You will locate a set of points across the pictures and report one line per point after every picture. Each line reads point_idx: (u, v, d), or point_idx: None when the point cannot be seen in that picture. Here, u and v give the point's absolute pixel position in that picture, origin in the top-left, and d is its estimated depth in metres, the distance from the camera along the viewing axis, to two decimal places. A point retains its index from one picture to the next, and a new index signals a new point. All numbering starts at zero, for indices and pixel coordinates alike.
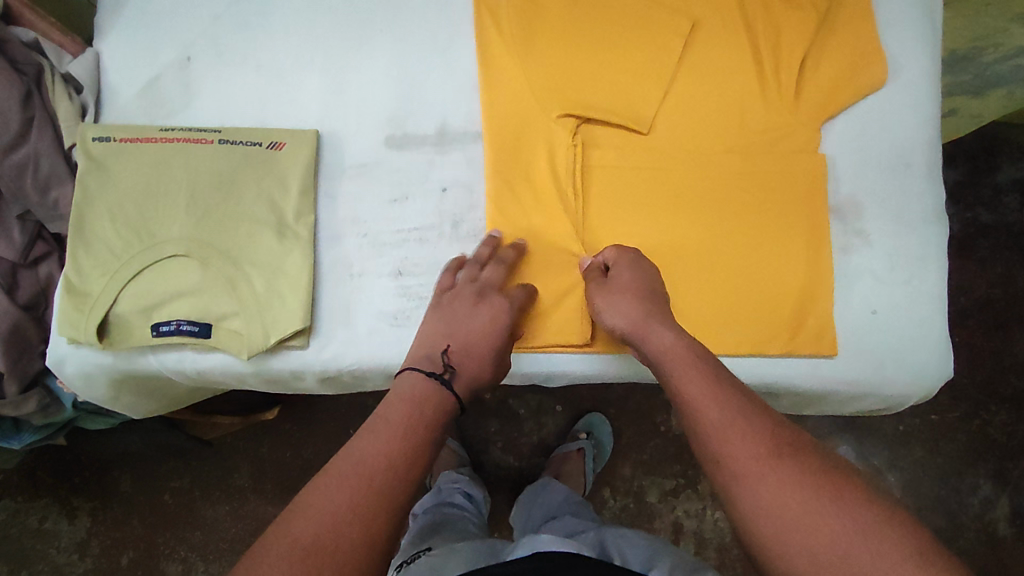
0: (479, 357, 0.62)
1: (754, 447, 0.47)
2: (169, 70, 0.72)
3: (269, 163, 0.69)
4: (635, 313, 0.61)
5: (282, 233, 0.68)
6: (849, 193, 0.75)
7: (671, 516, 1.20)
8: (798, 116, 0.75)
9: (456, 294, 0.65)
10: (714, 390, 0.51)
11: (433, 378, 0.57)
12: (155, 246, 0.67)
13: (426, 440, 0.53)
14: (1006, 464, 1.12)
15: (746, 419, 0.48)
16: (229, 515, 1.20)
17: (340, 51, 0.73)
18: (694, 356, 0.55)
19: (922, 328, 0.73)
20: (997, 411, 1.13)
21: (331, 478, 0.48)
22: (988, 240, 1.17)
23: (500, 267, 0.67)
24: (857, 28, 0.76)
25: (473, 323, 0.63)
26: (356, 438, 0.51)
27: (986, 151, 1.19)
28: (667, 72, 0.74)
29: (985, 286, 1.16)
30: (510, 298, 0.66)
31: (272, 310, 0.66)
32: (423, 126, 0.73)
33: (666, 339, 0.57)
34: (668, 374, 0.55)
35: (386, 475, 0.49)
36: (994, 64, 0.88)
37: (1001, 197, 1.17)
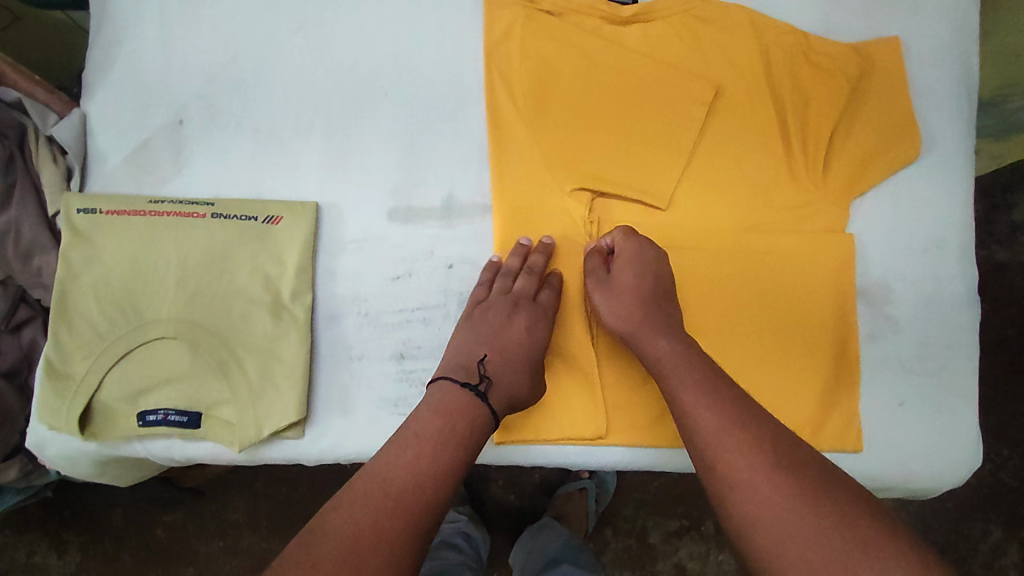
0: (515, 371, 0.62)
1: (748, 455, 0.50)
2: (160, 135, 0.67)
3: (266, 238, 0.65)
4: (634, 313, 0.62)
5: (278, 315, 0.64)
6: (879, 276, 0.71)
7: (674, 558, 1.16)
8: (826, 192, 0.71)
9: (489, 305, 0.64)
10: (712, 400, 0.54)
11: (468, 391, 0.59)
12: (143, 327, 0.63)
13: (451, 461, 0.55)
14: (1017, 511, 1.05)
15: (739, 427, 0.52)
16: (223, 552, 1.16)
17: (343, 114, 0.69)
18: (693, 364, 0.58)
19: (951, 419, 0.69)
20: (1010, 454, 1.06)
21: (357, 496, 0.51)
22: (1004, 280, 1.09)
23: (533, 277, 0.65)
24: (889, 100, 0.72)
25: (510, 333, 0.63)
26: (385, 456, 0.54)
27: (1008, 184, 1.10)
28: (688, 144, 0.70)
29: (997, 327, 1.09)
30: (543, 306, 0.65)
31: (266, 401, 0.63)
32: (429, 197, 0.69)
33: (666, 348, 0.59)
34: (668, 384, 0.58)
35: (410, 491, 0.52)
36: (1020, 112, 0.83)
37: (1019, 235, 1.09)
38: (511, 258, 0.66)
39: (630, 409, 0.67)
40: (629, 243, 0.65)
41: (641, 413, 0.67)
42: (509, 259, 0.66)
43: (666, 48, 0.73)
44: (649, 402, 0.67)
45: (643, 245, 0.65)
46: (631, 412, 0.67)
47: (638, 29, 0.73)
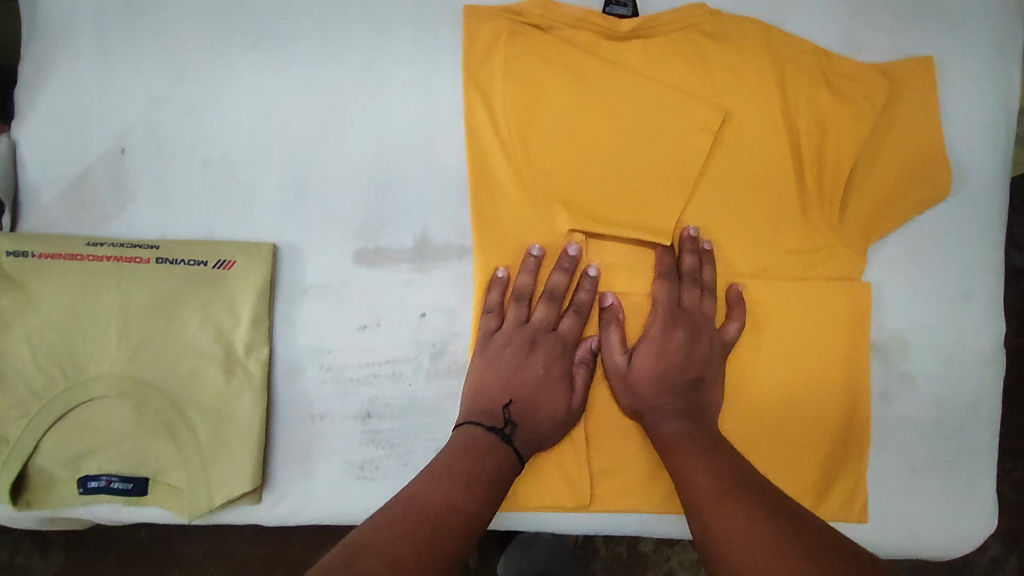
0: (544, 409, 0.59)
1: (746, 510, 0.48)
2: (100, 166, 0.60)
3: (217, 285, 0.59)
4: (650, 394, 0.60)
5: (230, 370, 0.58)
6: (896, 329, 0.64)
7: (664, 567, 1.09)
8: (842, 234, 0.64)
9: (505, 342, 0.60)
10: (711, 465, 0.53)
11: (491, 435, 0.56)
12: (83, 384, 0.57)
13: (484, 496, 0.52)
14: None
15: (740, 487, 0.50)
16: (207, 554, 1.08)
17: (303, 143, 0.62)
18: (699, 441, 0.56)
19: (966, 488, 0.64)
20: None
21: (390, 520, 0.47)
22: None
23: (553, 306, 0.61)
24: (917, 129, 0.64)
25: (528, 373, 0.59)
26: (420, 484, 0.51)
27: None
28: (691, 179, 0.63)
29: None
30: (562, 335, 0.61)
31: (216, 467, 0.57)
32: (400, 237, 0.62)
33: (676, 428, 0.57)
34: (670, 457, 0.56)
35: (448, 516, 0.49)
36: None
37: None
38: (522, 275, 0.61)
39: (617, 474, 0.62)
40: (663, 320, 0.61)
41: (628, 478, 0.62)
42: (554, 276, 0.61)
43: (668, 67, 0.65)
44: (638, 467, 0.62)
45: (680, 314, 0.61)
46: (618, 477, 0.62)
47: (637, 45, 0.65)
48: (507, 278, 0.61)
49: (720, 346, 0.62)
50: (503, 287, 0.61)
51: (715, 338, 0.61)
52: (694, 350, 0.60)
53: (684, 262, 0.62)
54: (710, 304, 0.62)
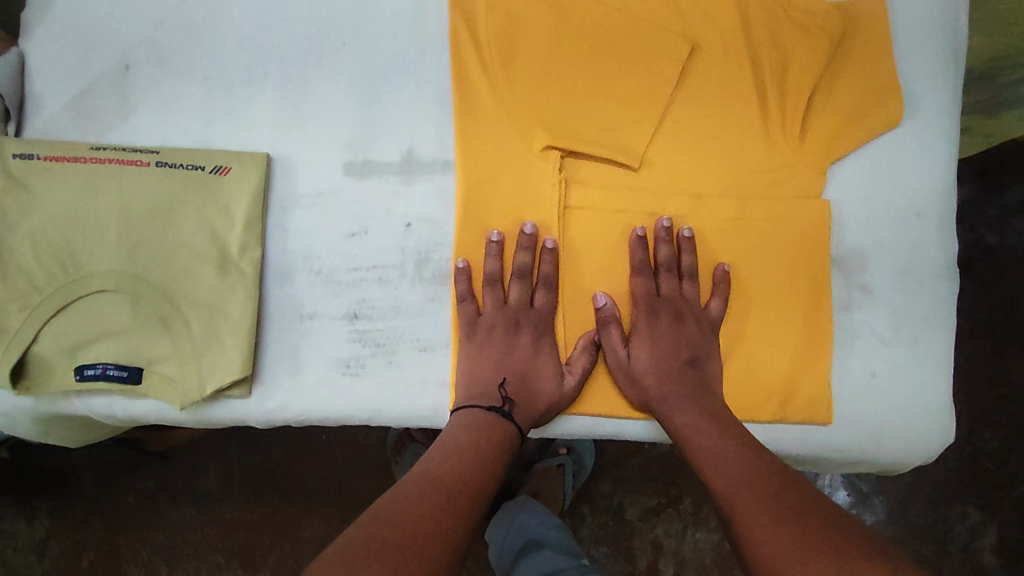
0: (537, 386, 0.63)
1: (757, 515, 0.51)
2: (104, 80, 0.64)
3: (213, 189, 0.62)
4: (651, 383, 0.64)
5: (224, 269, 0.62)
6: (854, 243, 0.68)
7: (651, 535, 1.16)
8: (803, 155, 0.68)
9: (490, 326, 0.63)
10: (727, 460, 0.56)
11: (491, 413, 0.60)
12: (83, 279, 0.60)
13: (492, 468, 0.57)
14: (996, 495, 1.04)
15: (752, 489, 0.53)
16: (194, 520, 1.12)
17: (296, 64, 0.66)
18: (714, 436, 0.59)
19: (922, 394, 0.67)
20: (991, 438, 1.06)
21: (406, 491, 0.53)
22: (992, 262, 1.08)
23: (525, 285, 0.64)
24: (872, 61, 0.69)
25: (517, 351, 0.63)
26: (431, 460, 0.57)
27: (996, 169, 1.10)
28: (661, 102, 0.67)
29: (985, 310, 1.08)
30: (539, 310, 0.64)
31: (209, 356, 0.60)
32: (388, 151, 0.65)
33: (686, 420, 0.61)
34: (691, 455, 0.59)
35: (460, 486, 0.54)
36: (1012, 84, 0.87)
37: (1008, 219, 1.08)
38: (488, 262, 0.64)
39: (593, 377, 0.66)
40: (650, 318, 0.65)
41: (605, 379, 0.66)
42: (543, 264, 0.64)
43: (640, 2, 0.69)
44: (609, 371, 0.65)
45: (668, 307, 0.66)
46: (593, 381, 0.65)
47: None
48: (469, 267, 0.63)
49: (706, 325, 0.66)
50: (467, 276, 0.63)
51: (700, 318, 0.66)
52: (680, 334, 0.65)
53: (660, 253, 0.66)
54: (689, 289, 0.67)
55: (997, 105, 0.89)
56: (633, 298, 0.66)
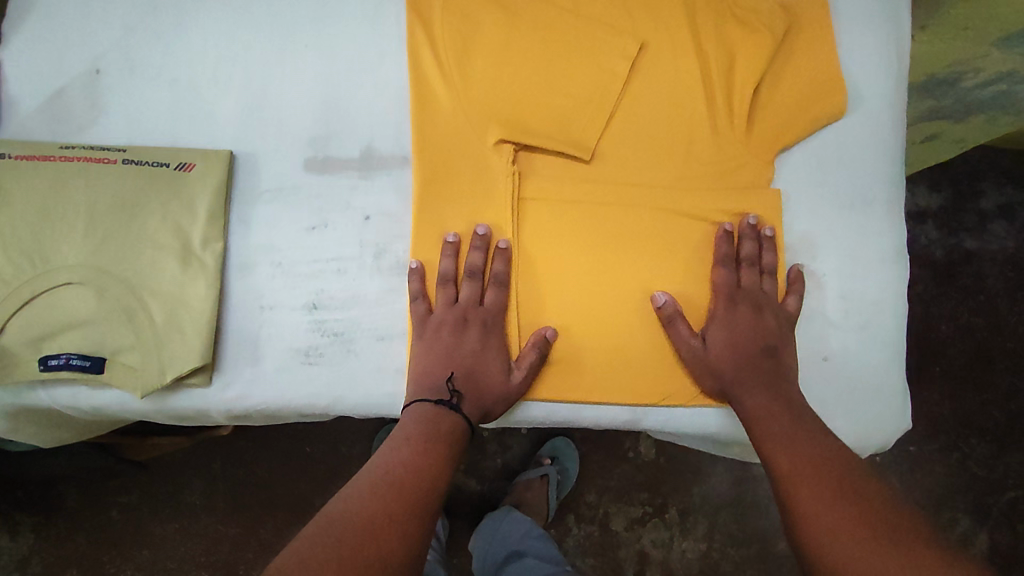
0: (485, 380, 0.63)
1: (820, 494, 0.53)
2: (76, 83, 0.67)
3: (177, 185, 0.65)
4: (728, 370, 0.64)
5: (187, 262, 0.63)
6: (803, 232, 0.70)
7: (637, 546, 1.16)
8: (750, 146, 0.70)
9: (440, 323, 0.64)
10: (794, 442, 0.58)
11: (441, 407, 0.61)
12: (49, 273, 0.62)
13: (445, 460, 0.59)
14: (985, 500, 1.23)
15: (815, 471, 0.55)
16: (179, 534, 1.12)
17: (261, 67, 0.69)
18: (784, 420, 0.61)
19: (876, 378, 0.69)
20: (977, 444, 1.24)
21: (360, 490, 0.54)
22: (972, 266, 1.29)
23: (476, 282, 0.65)
24: (814, 55, 0.72)
25: (467, 347, 0.64)
26: (383, 457, 0.58)
27: (970, 177, 1.31)
28: (611, 97, 0.69)
29: (966, 315, 1.27)
30: (489, 308, 0.65)
31: (169, 345, 0.62)
32: (348, 148, 0.68)
33: (759, 403, 0.62)
34: (756, 435, 0.61)
35: (412, 481, 0.56)
36: (977, 90, 0.98)
37: (986, 223, 1.30)
38: (443, 261, 0.65)
39: (550, 366, 0.66)
40: (722, 308, 0.67)
41: (561, 367, 0.66)
42: (495, 263, 0.65)
43: (592, 4, 0.72)
44: (564, 358, 0.66)
45: (728, 300, 0.67)
46: (550, 369, 0.66)
47: None
48: (422, 266, 0.65)
49: (785, 320, 0.67)
50: (420, 276, 0.65)
51: (778, 312, 0.67)
52: (760, 323, 0.66)
53: (743, 249, 0.68)
54: (769, 285, 0.68)
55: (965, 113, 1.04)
56: (712, 289, 0.68)
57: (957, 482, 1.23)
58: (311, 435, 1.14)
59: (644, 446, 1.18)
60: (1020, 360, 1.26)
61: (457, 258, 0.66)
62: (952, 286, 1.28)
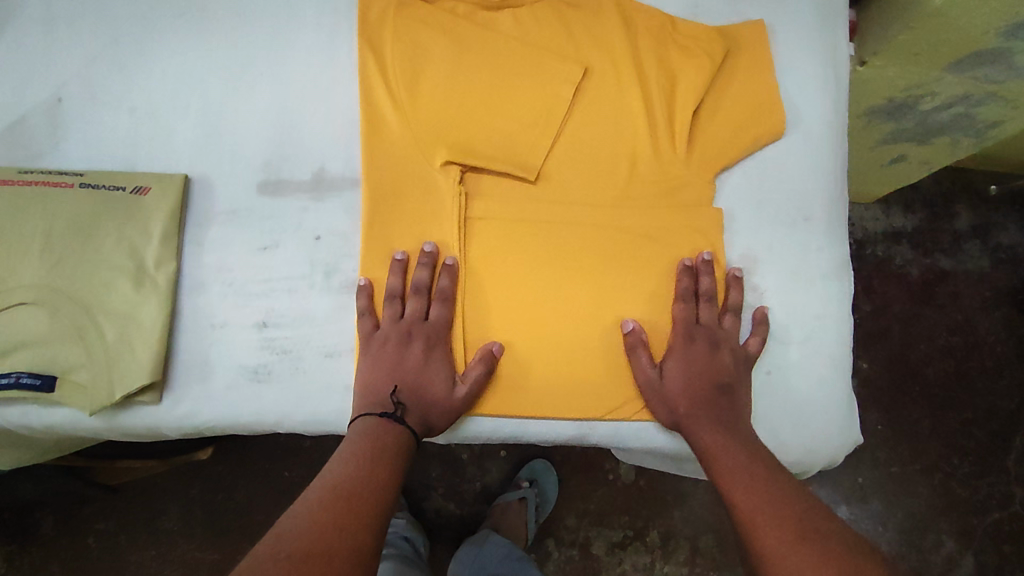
0: (429, 393, 0.64)
1: (773, 529, 0.51)
2: (38, 111, 0.70)
3: (132, 208, 0.67)
4: (682, 403, 0.65)
5: (139, 282, 0.65)
6: (745, 249, 0.72)
7: (618, 571, 1.15)
8: (691, 165, 0.72)
9: (384, 338, 0.65)
10: (750, 481, 0.57)
11: (384, 419, 0.62)
12: (3, 294, 0.63)
13: (393, 471, 0.59)
14: (970, 522, 1.21)
15: (774, 507, 0.53)
16: (154, 562, 1.11)
17: (219, 95, 0.71)
18: (738, 456, 0.60)
19: (824, 394, 0.69)
20: (960, 464, 1.23)
21: (309, 505, 0.53)
22: (948, 285, 1.30)
23: (421, 298, 0.67)
24: (753, 78, 0.74)
25: (411, 362, 0.65)
26: (330, 473, 0.57)
27: (943, 198, 1.34)
28: (556, 121, 0.72)
29: (944, 334, 1.28)
30: (433, 322, 0.66)
31: (119, 363, 0.63)
32: (300, 171, 0.70)
33: (711, 438, 0.62)
34: (715, 472, 0.60)
35: (362, 493, 0.55)
36: (934, 112, 1.01)
37: (960, 243, 1.32)
38: (391, 278, 0.67)
39: (498, 382, 0.67)
40: (680, 343, 0.67)
41: (507, 384, 0.67)
42: (441, 279, 0.67)
43: (538, 30, 0.75)
44: (512, 375, 0.67)
45: (685, 336, 0.67)
46: (501, 385, 0.67)
47: (510, 13, 0.75)
48: (370, 285, 0.67)
49: (741, 357, 0.68)
50: (367, 294, 0.66)
51: (736, 350, 0.68)
52: (716, 359, 0.66)
53: (701, 284, 0.69)
54: (727, 322, 0.69)
55: (928, 136, 1.07)
56: (672, 322, 0.69)
57: (940, 503, 1.22)
58: (286, 458, 1.14)
59: (623, 468, 1.18)
60: (998, 378, 1.26)
61: (404, 277, 0.68)
62: (928, 304, 1.29)
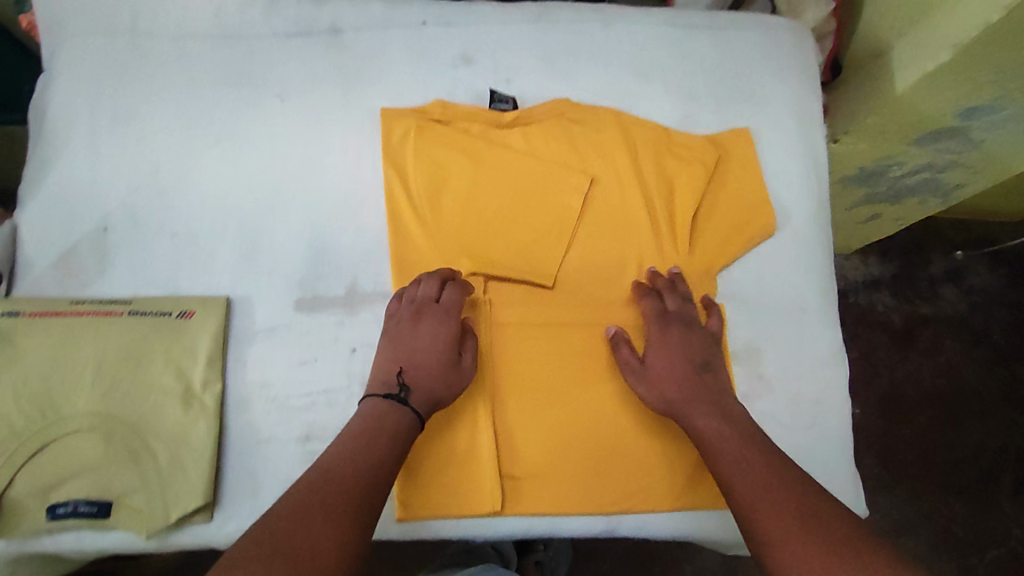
0: (434, 370, 0.68)
1: (781, 518, 0.57)
2: (86, 241, 0.74)
3: (178, 332, 0.71)
4: (668, 389, 0.70)
5: (188, 404, 0.69)
6: (748, 341, 0.78)
7: None
8: (693, 263, 0.79)
9: (398, 321, 0.71)
10: (748, 464, 0.63)
11: (388, 400, 0.66)
12: (59, 423, 0.66)
13: (390, 450, 0.62)
14: (968, 560, 1.25)
15: (773, 493, 0.59)
16: None
17: (256, 218, 0.76)
18: (733, 440, 0.65)
19: (831, 476, 0.75)
20: (954, 503, 1.28)
21: (303, 486, 0.58)
22: (930, 329, 1.38)
23: (434, 280, 0.72)
24: (743, 182, 0.82)
25: (419, 342, 0.69)
26: (329, 453, 0.62)
27: (917, 249, 1.43)
28: (568, 229, 0.78)
29: (930, 377, 1.35)
30: (443, 304, 0.71)
31: (173, 487, 0.66)
32: (334, 288, 0.75)
33: (706, 422, 0.67)
34: (711, 456, 0.65)
35: (353, 475, 0.59)
36: (903, 177, 1.09)
37: (937, 287, 1.40)
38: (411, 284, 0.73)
39: (531, 480, 0.72)
40: (657, 332, 0.73)
41: (537, 483, 0.72)
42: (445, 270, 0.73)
43: (546, 144, 0.81)
44: (544, 472, 0.72)
45: (663, 326, 0.73)
46: (534, 482, 0.72)
47: (520, 129, 0.81)
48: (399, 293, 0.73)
49: (711, 336, 0.74)
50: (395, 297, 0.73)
51: (706, 332, 0.74)
52: (692, 341, 0.73)
53: (657, 282, 0.76)
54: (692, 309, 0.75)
55: (897, 197, 1.16)
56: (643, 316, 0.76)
57: (940, 545, 1.26)
58: None
59: None
60: (982, 418, 1.33)
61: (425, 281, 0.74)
62: (912, 349, 1.37)
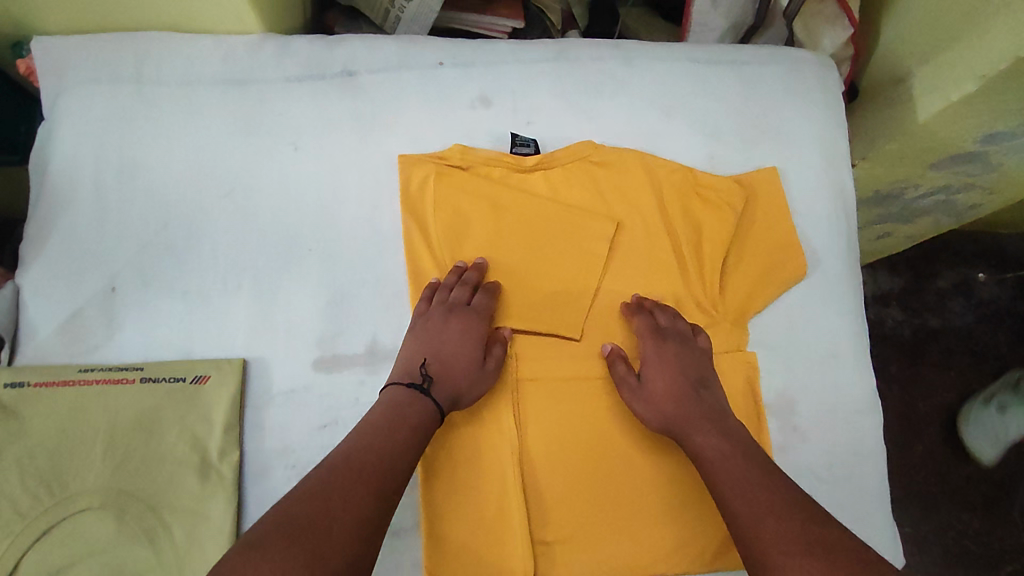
0: (458, 368, 0.69)
1: (779, 539, 0.55)
2: (93, 302, 0.71)
3: (194, 399, 0.68)
4: (668, 408, 0.69)
5: (204, 474, 0.66)
6: (782, 389, 0.76)
7: None
8: (722, 311, 0.77)
9: (429, 314, 0.71)
10: (747, 483, 0.61)
11: (412, 389, 0.66)
12: (67, 500, 0.63)
13: (406, 445, 0.62)
14: None
15: (771, 512, 0.58)
16: None
17: (270, 273, 0.73)
18: (732, 459, 0.64)
19: (869, 528, 0.73)
20: (969, 519, 1.26)
21: (321, 470, 0.57)
22: (939, 342, 1.36)
23: (466, 287, 0.73)
24: (772, 226, 0.80)
25: (446, 339, 0.70)
26: (348, 442, 0.61)
27: (924, 261, 1.40)
28: (594, 279, 0.76)
29: (941, 391, 1.33)
30: (477, 308, 0.72)
31: (191, 566, 0.63)
32: (354, 345, 0.72)
33: (705, 441, 0.66)
34: (711, 476, 0.64)
35: (373, 463, 0.59)
36: (918, 198, 1.06)
37: (944, 300, 1.38)
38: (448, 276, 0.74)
39: (564, 544, 0.69)
40: (651, 349, 0.72)
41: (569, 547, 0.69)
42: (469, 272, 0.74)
43: (569, 189, 0.79)
44: (576, 535, 0.69)
45: (660, 343, 0.72)
46: (566, 546, 0.69)
47: (542, 175, 0.79)
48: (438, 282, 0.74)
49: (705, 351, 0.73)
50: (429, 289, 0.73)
51: (700, 348, 0.73)
52: (688, 357, 0.72)
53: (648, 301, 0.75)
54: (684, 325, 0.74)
55: (910, 217, 1.14)
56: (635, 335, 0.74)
57: (956, 563, 1.24)
58: None
59: None
60: None
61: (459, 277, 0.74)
62: (922, 362, 1.35)
